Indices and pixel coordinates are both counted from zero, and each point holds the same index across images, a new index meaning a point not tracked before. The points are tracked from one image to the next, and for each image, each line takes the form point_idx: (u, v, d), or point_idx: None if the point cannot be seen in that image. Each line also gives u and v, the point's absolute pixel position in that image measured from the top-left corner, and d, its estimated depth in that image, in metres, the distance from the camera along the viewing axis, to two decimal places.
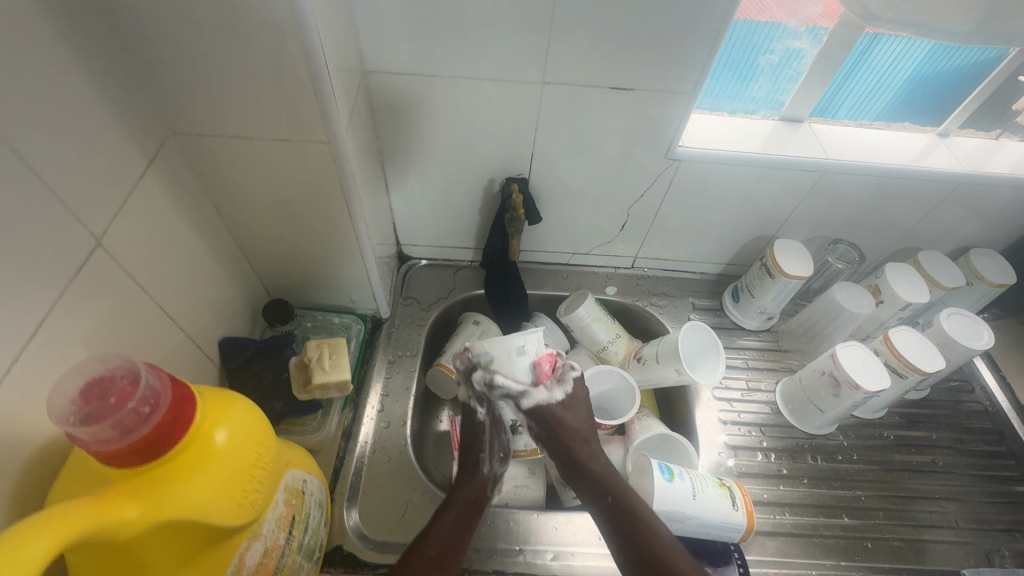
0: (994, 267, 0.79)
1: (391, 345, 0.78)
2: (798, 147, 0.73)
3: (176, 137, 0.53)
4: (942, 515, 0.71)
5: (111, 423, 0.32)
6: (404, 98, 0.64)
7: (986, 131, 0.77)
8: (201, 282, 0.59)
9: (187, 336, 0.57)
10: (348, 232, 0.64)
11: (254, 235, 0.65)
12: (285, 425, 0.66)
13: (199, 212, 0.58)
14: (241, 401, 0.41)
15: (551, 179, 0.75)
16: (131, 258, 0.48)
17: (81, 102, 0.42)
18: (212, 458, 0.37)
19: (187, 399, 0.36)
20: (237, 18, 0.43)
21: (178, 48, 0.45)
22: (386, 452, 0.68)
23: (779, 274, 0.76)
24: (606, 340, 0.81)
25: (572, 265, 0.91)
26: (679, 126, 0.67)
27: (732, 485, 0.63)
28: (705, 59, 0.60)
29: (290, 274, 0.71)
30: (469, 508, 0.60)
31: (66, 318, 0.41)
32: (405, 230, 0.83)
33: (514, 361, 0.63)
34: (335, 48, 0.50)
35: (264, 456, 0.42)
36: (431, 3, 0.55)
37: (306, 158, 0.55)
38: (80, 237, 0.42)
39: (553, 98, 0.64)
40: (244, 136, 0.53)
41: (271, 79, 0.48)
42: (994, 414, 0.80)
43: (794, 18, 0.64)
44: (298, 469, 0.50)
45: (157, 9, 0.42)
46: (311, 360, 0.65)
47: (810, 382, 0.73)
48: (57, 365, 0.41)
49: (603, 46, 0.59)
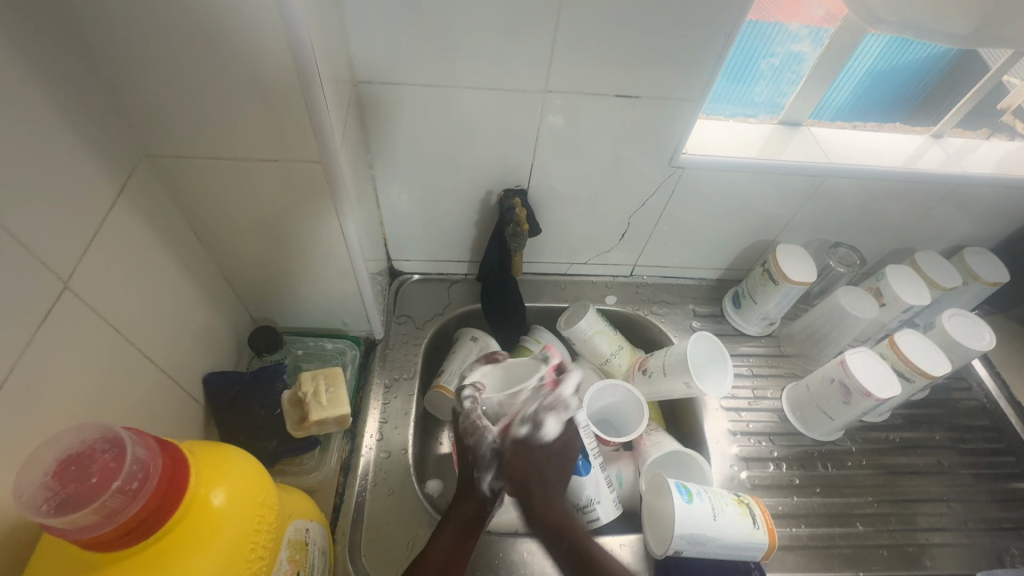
0: (988, 265, 0.80)
1: (386, 368, 0.74)
2: (798, 151, 0.71)
3: (149, 159, 0.48)
4: (950, 517, 0.71)
5: (95, 507, 0.29)
6: (397, 109, 0.60)
7: (972, 131, 0.78)
8: (181, 315, 0.54)
9: (168, 376, 0.52)
10: (341, 253, 0.60)
11: (238, 260, 0.60)
12: (281, 466, 0.61)
13: (178, 239, 0.53)
14: (238, 455, 0.38)
15: (551, 189, 0.72)
16: (104, 299, 0.43)
17: (43, 128, 0.37)
18: (213, 526, 0.34)
19: (180, 465, 0.33)
20: (218, 29, 0.39)
21: (150, 62, 0.40)
22: (387, 484, 0.64)
23: (783, 280, 0.75)
24: (609, 352, 0.78)
25: (570, 275, 0.88)
26: (683, 134, 0.65)
27: (751, 501, 0.61)
28: (712, 66, 0.58)
29: (278, 298, 0.66)
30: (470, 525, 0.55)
31: (35, 373, 0.36)
32: (396, 246, 0.79)
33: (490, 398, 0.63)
34: (326, 58, 0.46)
35: (267, 516, 0.38)
36: (426, 8, 0.52)
37: (295, 179, 0.51)
38: (46, 281, 0.37)
39: (555, 107, 0.61)
40: (226, 157, 0.48)
41: (254, 95, 0.43)
42: (992, 411, 0.81)
43: (797, 22, 0.62)
44: (300, 519, 0.46)
45: (126, 20, 0.38)
46: (307, 395, 0.61)
47: (818, 390, 0.72)
48: (29, 427, 0.36)
49: (607, 52, 0.56)
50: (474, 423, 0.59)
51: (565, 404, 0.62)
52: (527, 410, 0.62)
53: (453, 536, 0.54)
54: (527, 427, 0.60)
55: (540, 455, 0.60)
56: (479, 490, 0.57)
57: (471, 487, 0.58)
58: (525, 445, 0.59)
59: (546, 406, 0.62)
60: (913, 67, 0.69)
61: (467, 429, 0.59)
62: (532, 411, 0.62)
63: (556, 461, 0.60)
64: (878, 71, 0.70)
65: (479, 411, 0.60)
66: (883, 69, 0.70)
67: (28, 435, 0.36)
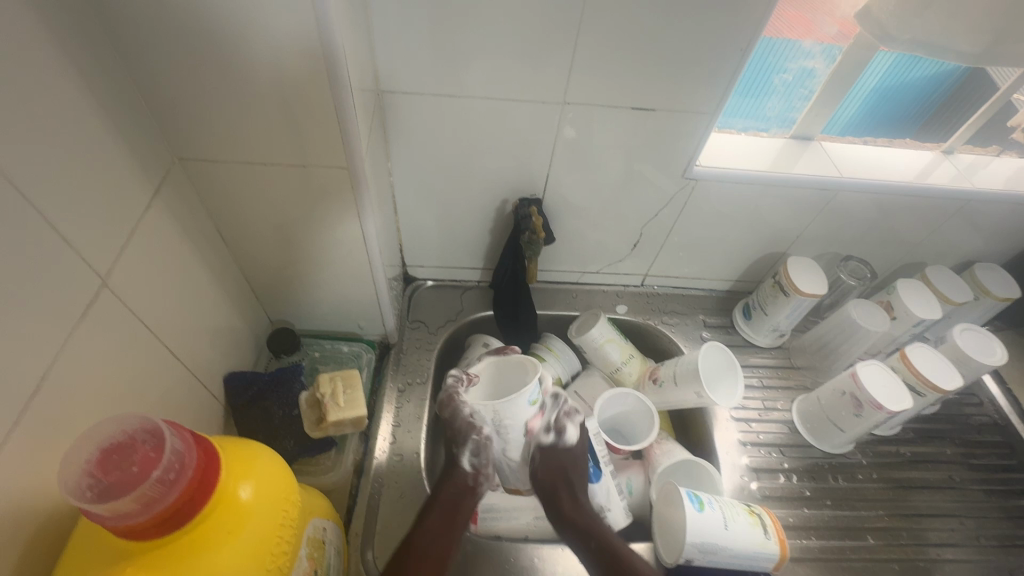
0: (999, 281, 0.80)
1: (400, 372, 0.75)
2: (810, 165, 0.72)
3: (182, 162, 0.49)
4: (961, 533, 0.71)
5: (135, 495, 0.30)
6: (418, 118, 0.62)
7: (983, 147, 0.78)
8: (205, 314, 0.55)
9: (192, 374, 0.53)
10: (360, 257, 0.61)
11: (260, 263, 0.61)
12: (297, 466, 0.62)
13: (204, 240, 0.54)
14: (264, 452, 0.39)
15: (565, 198, 0.73)
16: (136, 296, 0.44)
17: (87, 131, 0.38)
18: (241, 519, 0.35)
19: (212, 458, 0.34)
20: (254, 40, 0.41)
21: (190, 71, 0.42)
22: (399, 487, 0.64)
23: (794, 292, 0.76)
24: (620, 361, 0.78)
25: (581, 284, 0.89)
26: (697, 146, 0.66)
27: (762, 511, 0.61)
28: (726, 81, 0.59)
29: (296, 301, 0.67)
30: (453, 509, 0.59)
31: (73, 367, 0.38)
32: (411, 251, 0.81)
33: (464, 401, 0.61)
34: (355, 69, 0.47)
35: (290, 512, 0.39)
36: (450, 22, 0.53)
37: (319, 184, 0.52)
38: (85, 278, 0.38)
39: (573, 118, 0.63)
40: (255, 163, 0.50)
41: (285, 102, 0.45)
42: (1004, 427, 0.81)
43: (811, 38, 0.64)
44: (318, 517, 0.47)
45: (166, 30, 0.39)
46: (324, 396, 0.62)
47: (829, 401, 0.73)
48: (65, 418, 0.37)
49: (625, 65, 0.57)
50: (451, 396, 0.62)
51: (575, 410, 0.65)
52: (548, 417, 0.63)
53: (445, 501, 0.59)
54: (552, 434, 0.63)
55: (566, 460, 0.62)
56: (462, 471, 0.61)
57: (452, 466, 0.62)
58: (552, 453, 0.62)
59: (562, 412, 0.64)
60: (926, 85, 0.70)
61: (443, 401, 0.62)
62: (554, 418, 0.63)
63: (577, 468, 0.62)
64: (892, 88, 0.71)
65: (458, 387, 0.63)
66: (898, 87, 0.70)
67: (63, 426, 0.37)
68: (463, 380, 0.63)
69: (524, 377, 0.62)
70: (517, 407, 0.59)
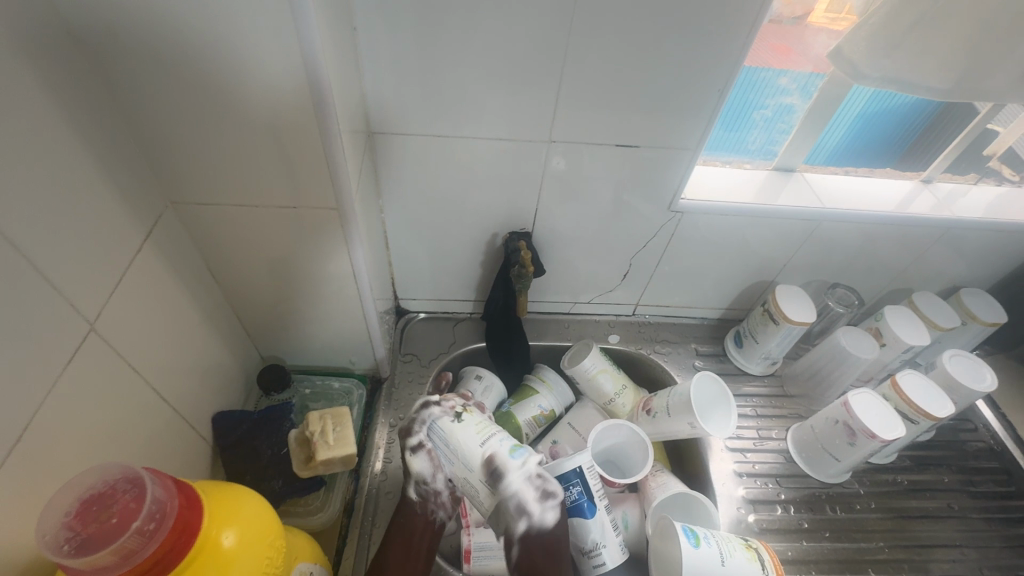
0: (985, 306, 0.81)
1: (392, 407, 0.74)
2: (793, 196, 0.74)
3: (175, 207, 0.50)
4: (964, 564, 0.70)
5: (114, 547, 0.30)
6: (408, 157, 0.63)
7: (962, 175, 0.80)
8: (193, 350, 0.55)
9: (180, 415, 0.53)
10: (352, 293, 0.61)
11: (250, 301, 0.61)
12: (285, 506, 0.61)
13: (196, 279, 0.55)
14: (250, 497, 0.39)
15: (554, 230, 0.74)
16: (125, 339, 0.45)
17: (80, 180, 0.40)
18: (224, 568, 0.34)
19: (194, 505, 0.34)
20: (244, 86, 0.42)
21: (181, 118, 0.44)
22: (389, 525, 0.63)
23: (783, 320, 0.76)
24: (613, 392, 0.78)
25: (573, 314, 0.89)
26: (681, 179, 0.67)
27: (759, 546, 0.60)
28: (706, 118, 0.61)
29: (288, 338, 0.68)
30: (416, 534, 0.56)
31: (60, 412, 0.38)
32: (404, 285, 0.81)
33: (457, 470, 0.52)
34: (345, 111, 0.49)
35: (275, 560, 0.38)
36: (437, 65, 0.55)
37: (308, 225, 0.53)
38: (74, 323, 0.39)
39: (560, 155, 0.65)
40: (247, 204, 0.51)
41: (273, 144, 0.46)
42: (1000, 452, 0.81)
43: (786, 75, 0.66)
44: (305, 561, 0.46)
45: (161, 81, 0.41)
46: (314, 434, 0.61)
47: (823, 430, 0.72)
48: (49, 465, 0.37)
49: (606, 103, 0.59)
50: (432, 428, 0.54)
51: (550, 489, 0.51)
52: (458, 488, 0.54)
53: (400, 554, 0.55)
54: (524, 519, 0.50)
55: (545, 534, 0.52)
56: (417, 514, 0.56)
57: (403, 498, 0.57)
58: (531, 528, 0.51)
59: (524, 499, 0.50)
60: (904, 115, 0.72)
61: (444, 460, 0.53)
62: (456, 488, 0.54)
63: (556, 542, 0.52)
64: (875, 119, 0.72)
65: (444, 463, 0.53)
66: (881, 116, 0.71)
67: (46, 474, 0.37)
68: (447, 410, 0.54)
69: (467, 435, 0.52)
70: (481, 453, 0.51)
